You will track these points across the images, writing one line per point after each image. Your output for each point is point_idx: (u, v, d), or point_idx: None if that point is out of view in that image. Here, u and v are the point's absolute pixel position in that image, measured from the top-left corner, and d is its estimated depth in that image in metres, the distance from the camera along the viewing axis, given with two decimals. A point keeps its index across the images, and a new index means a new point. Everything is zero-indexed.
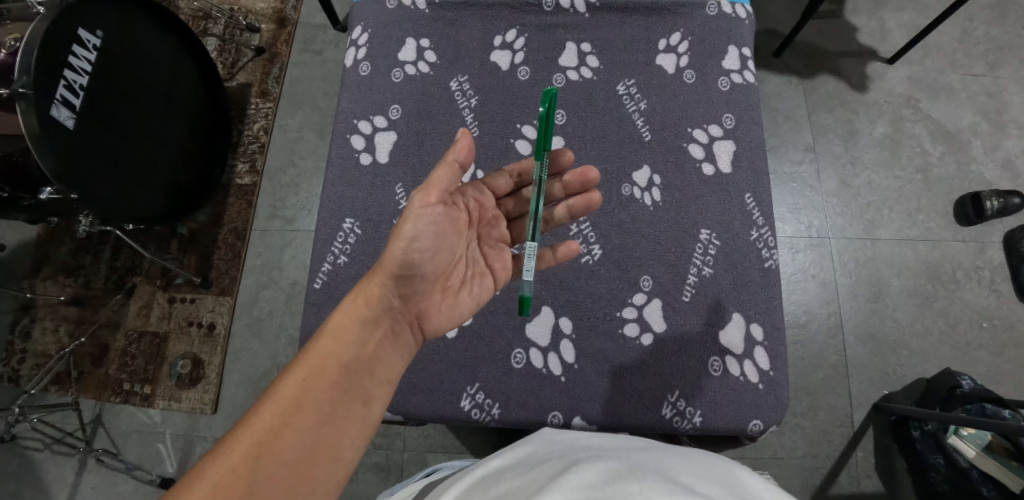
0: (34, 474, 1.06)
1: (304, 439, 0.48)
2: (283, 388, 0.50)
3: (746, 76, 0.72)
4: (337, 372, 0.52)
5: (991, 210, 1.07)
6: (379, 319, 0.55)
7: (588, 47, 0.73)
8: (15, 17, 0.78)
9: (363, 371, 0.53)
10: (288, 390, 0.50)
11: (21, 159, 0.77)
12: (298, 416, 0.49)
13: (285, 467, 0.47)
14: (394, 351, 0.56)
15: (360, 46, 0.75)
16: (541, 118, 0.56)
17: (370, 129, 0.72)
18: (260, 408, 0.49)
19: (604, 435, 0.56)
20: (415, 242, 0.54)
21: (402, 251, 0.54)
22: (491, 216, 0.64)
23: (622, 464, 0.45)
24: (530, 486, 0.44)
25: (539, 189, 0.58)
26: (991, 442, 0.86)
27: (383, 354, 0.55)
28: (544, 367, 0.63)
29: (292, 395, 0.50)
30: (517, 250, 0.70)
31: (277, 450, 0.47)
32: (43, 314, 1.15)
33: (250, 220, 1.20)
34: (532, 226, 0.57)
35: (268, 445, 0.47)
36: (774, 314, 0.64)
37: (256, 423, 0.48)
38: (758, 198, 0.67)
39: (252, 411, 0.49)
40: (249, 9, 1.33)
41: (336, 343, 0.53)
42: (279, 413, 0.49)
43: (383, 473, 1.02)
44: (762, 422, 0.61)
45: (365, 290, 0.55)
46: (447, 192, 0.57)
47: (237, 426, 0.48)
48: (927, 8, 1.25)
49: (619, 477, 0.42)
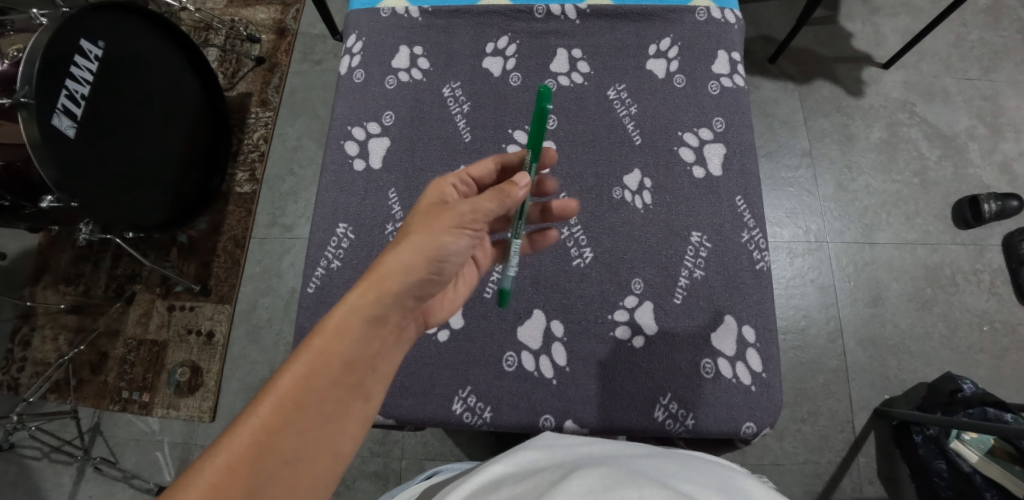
0: (32, 483, 1.06)
1: (309, 440, 0.46)
2: (285, 384, 0.46)
3: (736, 80, 0.72)
4: (343, 371, 0.49)
5: (990, 213, 1.07)
6: (389, 318, 0.51)
7: (580, 53, 0.74)
8: (19, 28, 0.79)
9: (365, 369, 0.50)
10: (292, 387, 0.46)
11: (23, 166, 0.79)
12: (302, 413, 0.46)
13: (287, 468, 0.45)
14: (396, 347, 0.53)
15: (355, 54, 0.76)
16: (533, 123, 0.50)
17: (365, 135, 0.72)
18: (257, 408, 0.45)
19: (606, 442, 0.55)
20: (448, 254, 0.52)
21: (437, 261, 0.51)
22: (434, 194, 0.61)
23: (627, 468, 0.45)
24: (533, 490, 0.43)
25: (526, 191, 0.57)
26: (994, 447, 0.85)
27: (387, 350, 0.52)
28: (536, 370, 0.63)
29: (291, 395, 0.46)
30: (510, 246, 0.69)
31: (278, 453, 0.44)
32: (42, 323, 1.15)
33: (249, 228, 1.20)
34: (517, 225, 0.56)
35: (269, 448, 0.44)
36: (766, 316, 0.64)
37: (252, 425, 0.44)
38: (749, 201, 0.68)
39: (250, 407, 0.44)
40: (250, 20, 1.35)
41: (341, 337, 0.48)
42: (280, 413, 0.45)
43: (382, 481, 1.02)
44: (755, 424, 0.61)
45: (384, 288, 0.50)
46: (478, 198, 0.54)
47: (234, 423, 0.44)
48: (921, 14, 1.26)
49: (621, 477, 0.42)
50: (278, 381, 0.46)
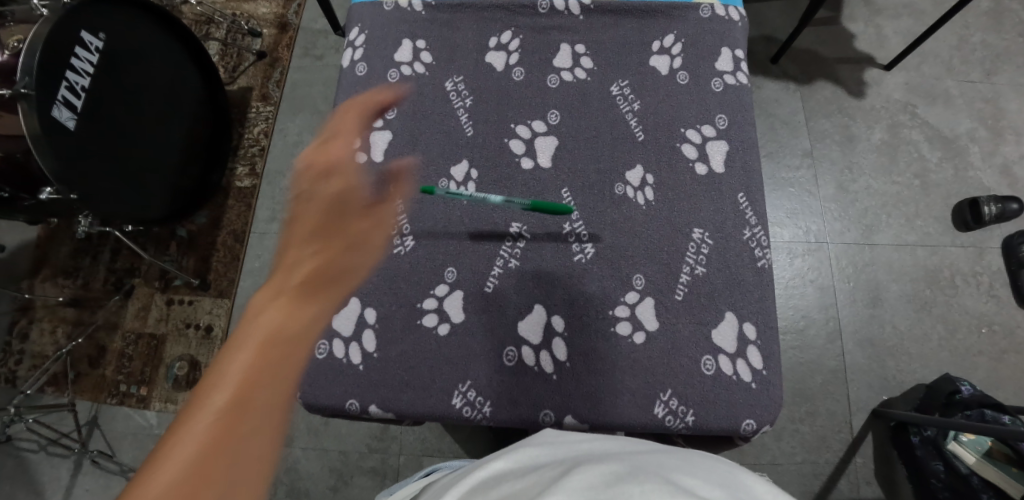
0: (29, 475, 1.06)
1: (254, 466, 0.45)
2: (201, 415, 0.46)
3: (741, 77, 0.68)
4: (257, 369, 0.50)
5: (989, 215, 1.07)
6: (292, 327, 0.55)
7: (584, 48, 0.69)
8: (19, 19, 0.79)
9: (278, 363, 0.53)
10: (210, 413, 0.46)
11: (23, 158, 0.78)
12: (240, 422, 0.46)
13: (240, 485, 0.43)
14: (307, 330, 0.57)
15: (358, 47, 0.72)
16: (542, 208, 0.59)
17: (365, 129, 0.68)
18: (174, 449, 0.44)
19: (610, 438, 0.51)
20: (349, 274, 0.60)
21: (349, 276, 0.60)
22: (319, 209, 0.58)
23: (626, 466, 0.42)
24: (529, 490, 0.41)
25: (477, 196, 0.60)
26: (991, 448, 0.86)
27: (295, 335, 0.55)
28: (535, 365, 0.58)
29: (212, 424, 0.45)
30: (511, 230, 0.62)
31: (217, 483, 0.42)
32: (41, 316, 1.15)
33: (249, 222, 1.20)
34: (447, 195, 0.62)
35: (206, 474, 0.42)
36: (768, 314, 0.60)
37: (204, 419, 0.46)
38: (753, 198, 0.63)
39: (176, 439, 0.44)
40: (252, 14, 1.35)
41: (254, 342, 0.52)
42: (212, 439, 0.44)
43: (379, 477, 1.02)
44: (755, 422, 0.56)
45: (285, 310, 0.55)
46: (360, 208, 0.61)
47: (156, 462, 0.43)
48: (923, 16, 1.26)
49: (617, 483, 0.39)
50: (192, 412, 0.46)
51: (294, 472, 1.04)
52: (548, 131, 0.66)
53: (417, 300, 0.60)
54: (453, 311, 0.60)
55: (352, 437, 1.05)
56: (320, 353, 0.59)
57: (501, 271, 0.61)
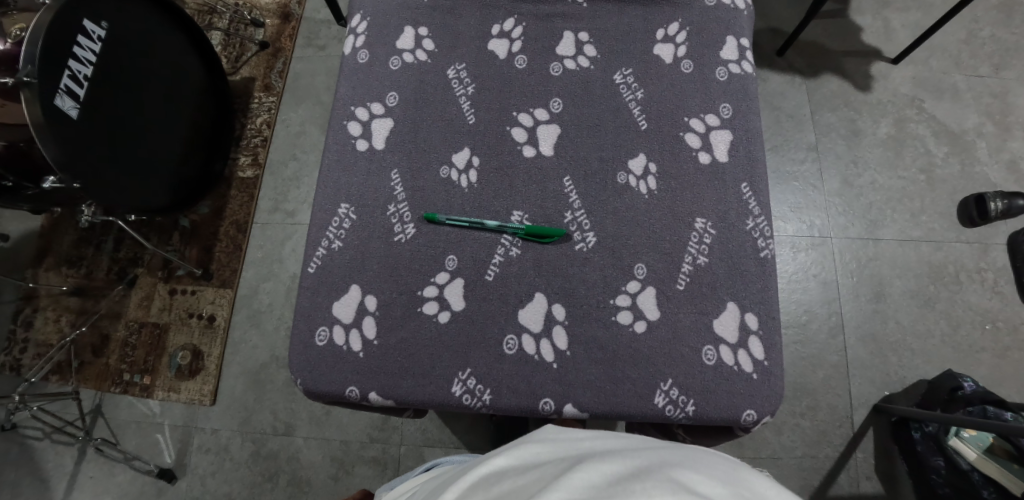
0: (33, 462, 1.07)
1: None
2: None
3: (745, 66, 0.67)
4: None
5: (996, 212, 1.06)
6: None
7: (586, 37, 0.69)
8: (21, 7, 0.78)
9: None
10: None
11: (26, 146, 0.78)
12: None
13: None
14: None
15: (359, 34, 0.71)
16: (535, 233, 0.61)
17: (368, 116, 0.67)
18: None
19: (613, 436, 0.50)
20: None
21: None
22: None
23: (625, 465, 0.41)
24: (525, 492, 0.40)
25: (475, 222, 0.62)
26: (994, 445, 0.83)
27: None
28: (536, 354, 0.58)
29: None
30: (501, 249, 0.61)
31: None
32: (44, 305, 1.15)
33: (251, 213, 1.20)
34: (452, 221, 0.62)
35: None
36: (770, 303, 0.59)
37: None
38: (756, 188, 0.62)
39: None
40: (254, 4, 1.34)
41: None
42: None
43: (381, 467, 1.03)
44: (755, 412, 0.56)
45: None
46: None
47: None
48: (932, 9, 1.25)
49: (615, 484, 0.38)
50: None
51: (296, 461, 1.04)
52: (551, 119, 0.66)
53: (417, 288, 0.60)
54: (453, 299, 0.59)
55: (353, 427, 1.05)
56: (320, 340, 0.60)
57: (501, 259, 0.61)
